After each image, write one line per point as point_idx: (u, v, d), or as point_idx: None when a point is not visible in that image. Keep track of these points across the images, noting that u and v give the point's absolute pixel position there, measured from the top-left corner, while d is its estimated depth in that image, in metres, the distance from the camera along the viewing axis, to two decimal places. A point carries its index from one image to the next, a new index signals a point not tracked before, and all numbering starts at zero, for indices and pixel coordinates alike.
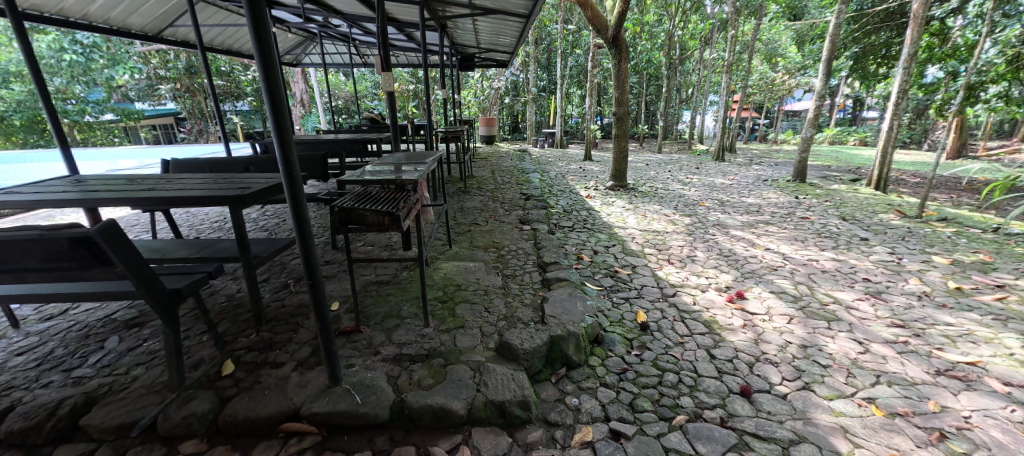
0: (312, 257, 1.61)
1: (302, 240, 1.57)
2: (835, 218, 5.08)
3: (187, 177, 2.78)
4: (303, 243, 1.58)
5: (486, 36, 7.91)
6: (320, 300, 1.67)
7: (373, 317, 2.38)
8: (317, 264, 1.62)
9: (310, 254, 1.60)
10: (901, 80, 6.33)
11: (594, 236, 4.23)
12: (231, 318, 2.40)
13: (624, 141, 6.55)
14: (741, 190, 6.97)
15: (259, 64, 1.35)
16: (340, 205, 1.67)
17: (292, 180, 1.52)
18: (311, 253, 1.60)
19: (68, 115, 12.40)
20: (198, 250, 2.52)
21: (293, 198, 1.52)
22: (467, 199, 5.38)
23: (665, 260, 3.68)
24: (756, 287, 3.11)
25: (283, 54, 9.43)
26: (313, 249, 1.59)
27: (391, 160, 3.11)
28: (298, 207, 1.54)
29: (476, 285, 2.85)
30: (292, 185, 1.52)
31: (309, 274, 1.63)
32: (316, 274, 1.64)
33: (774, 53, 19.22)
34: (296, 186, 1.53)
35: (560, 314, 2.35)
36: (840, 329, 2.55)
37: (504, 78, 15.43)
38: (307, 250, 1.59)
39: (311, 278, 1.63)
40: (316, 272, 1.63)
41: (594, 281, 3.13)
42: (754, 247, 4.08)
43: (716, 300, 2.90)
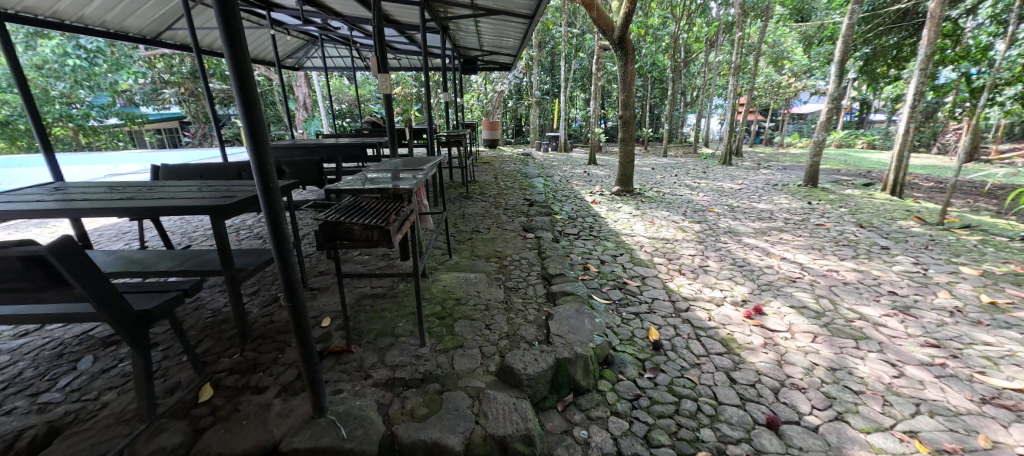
0: (293, 277, 1.45)
1: (280, 258, 1.41)
2: (852, 225, 4.88)
3: (173, 185, 2.64)
4: (282, 260, 1.41)
5: (488, 38, 7.80)
6: (301, 324, 1.51)
7: (365, 336, 2.22)
8: (298, 283, 1.46)
9: (289, 274, 1.43)
10: (918, 82, 6.12)
11: (600, 245, 4.07)
12: (214, 336, 2.25)
13: (630, 144, 6.39)
14: (751, 195, 6.78)
15: (229, 60, 1.20)
16: (325, 218, 1.51)
17: (268, 191, 1.35)
18: (292, 271, 1.44)
19: (72, 119, 12.43)
20: (181, 263, 2.38)
21: (270, 210, 1.36)
22: (469, 205, 5.23)
23: (676, 270, 3.50)
24: (775, 301, 2.93)
25: (284, 58, 9.38)
26: (292, 267, 1.43)
27: (388, 165, 2.95)
28: (275, 220, 1.38)
29: (477, 299, 2.69)
30: (269, 196, 1.36)
31: (290, 295, 1.47)
32: (298, 296, 1.48)
33: (780, 55, 19.03)
34: (273, 198, 1.37)
35: (567, 333, 2.17)
36: (870, 349, 2.36)
37: (507, 81, 15.33)
38: (286, 268, 1.42)
39: (291, 299, 1.47)
40: (297, 292, 1.47)
41: (602, 294, 2.96)
42: (769, 256, 3.88)
43: (733, 316, 2.71)
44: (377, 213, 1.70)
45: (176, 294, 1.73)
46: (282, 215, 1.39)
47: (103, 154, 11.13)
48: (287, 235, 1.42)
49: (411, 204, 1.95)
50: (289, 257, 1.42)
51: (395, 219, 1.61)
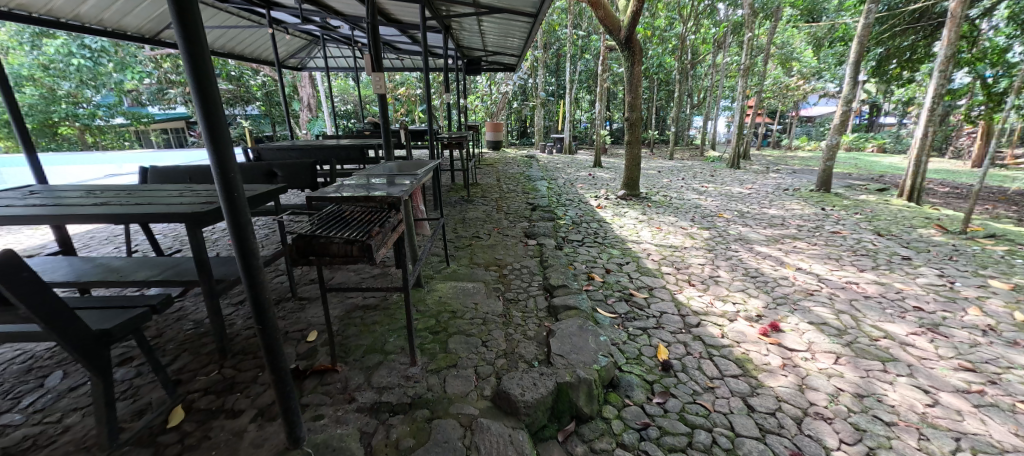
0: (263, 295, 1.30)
1: (248, 276, 1.26)
2: (869, 233, 4.68)
3: (154, 188, 2.52)
4: (250, 279, 1.26)
5: (492, 38, 7.65)
6: (272, 346, 1.36)
7: (352, 352, 2.08)
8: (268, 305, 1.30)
9: (258, 292, 1.29)
10: (937, 84, 5.89)
11: (605, 252, 3.90)
12: (193, 352, 2.11)
13: (636, 147, 6.22)
14: (761, 200, 6.57)
15: (183, 58, 1.05)
16: (299, 231, 1.37)
17: (232, 202, 1.20)
18: (262, 287, 1.30)
19: (79, 119, 12.47)
20: (160, 272, 2.25)
21: (234, 223, 1.21)
22: (470, 209, 5.08)
23: (685, 281, 3.32)
24: (792, 316, 2.74)
25: (287, 58, 9.32)
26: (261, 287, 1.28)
27: (382, 169, 2.80)
28: (241, 235, 1.23)
29: (474, 312, 2.53)
30: (233, 210, 1.21)
31: (261, 316, 1.32)
32: (269, 317, 1.33)
33: (789, 56, 18.79)
34: (238, 209, 1.22)
35: (568, 353, 2.01)
36: (899, 372, 2.17)
37: (511, 83, 15.21)
38: (254, 285, 1.28)
39: (261, 320, 1.32)
40: (268, 312, 1.32)
41: (607, 307, 2.80)
42: (784, 266, 3.69)
43: (748, 333, 2.52)
44: (361, 224, 1.54)
45: (142, 311, 1.60)
46: (250, 228, 1.24)
47: (107, 154, 11.01)
48: (254, 251, 1.26)
49: (399, 213, 1.80)
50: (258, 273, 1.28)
51: (379, 232, 1.46)
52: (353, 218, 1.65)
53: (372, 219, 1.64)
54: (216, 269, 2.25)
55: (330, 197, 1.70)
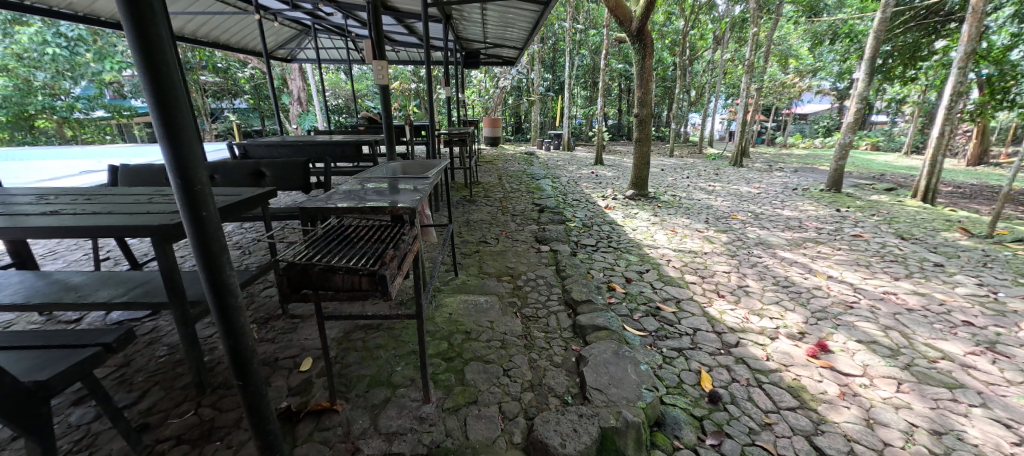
0: (243, 335, 1.02)
1: (222, 315, 0.98)
2: (892, 237, 4.49)
3: (122, 193, 2.16)
4: (225, 318, 0.99)
5: (493, 29, 7.31)
6: (256, 395, 1.08)
7: (354, 386, 1.78)
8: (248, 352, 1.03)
9: (238, 335, 1.01)
10: (956, 80, 5.71)
11: (622, 259, 3.63)
12: (166, 387, 1.81)
13: (646, 145, 5.95)
14: (772, 200, 6.37)
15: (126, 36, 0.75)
16: (291, 257, 1.05)
17: (201, 223, 0.92)
18: (243, 326, 1.02)
19: (57, 112, 11.87)
20: (127, 291, 1.93)
21: (204, 248, 0.93)
22: (474, 210, 4.78)
23: (713, 292, 3.06)
24: (837, 334, 2.50)
25: (276, 48, 8.89)
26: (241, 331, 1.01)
27: (384, 171, 2.46)
28: (214, 265, 0.95)
29: (490, 333, 2.24)
30: (203, 237, 0.92)
31: (242, 364, 1.04)
32: (251, 363, 1.05)
33: (788, 53, 18.68)
34: (208, 231, 0.93)
35: (606, 387, 1.73)
36: (972, 403, 1.93)
37: (509, 77, 14.83)
38: (231, 324, 1.00)
39: (241, 366, 1.04)
40: (251, 357, 1.05)
41: (635, 324, 2.53)
42: (814, 274, 3.45)
43: (794, 355, 2.27)
44: (368, 246, 1.23)
45: (94, 351, 1.28)
46: (227, 253, 0.98)
47: (87, 150, 9.91)
48: (232, 281, 1.00)
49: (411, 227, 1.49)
50: (238, 310, 1.00)
51: (393, 257, 1.14)
52: (357, 237, 1.34)
53: (382, 239, 1.32)
54: (191, 288, 1.92)
55: (329, 209, 1.39)
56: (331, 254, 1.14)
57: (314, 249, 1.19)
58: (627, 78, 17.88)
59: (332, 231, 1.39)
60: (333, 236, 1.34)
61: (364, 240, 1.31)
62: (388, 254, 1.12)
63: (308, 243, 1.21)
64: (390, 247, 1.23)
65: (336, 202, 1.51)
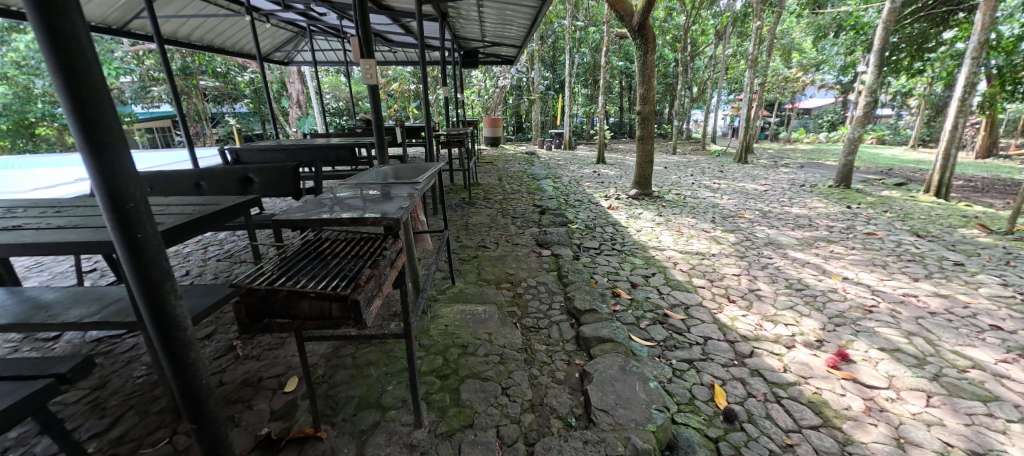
0: (192, 366, 0.94)
1: (167, 346, 0.89)
2: (907, 234, 4.33)
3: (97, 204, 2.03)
4: (170, 350, 0.90)
5: (491, 27, 7.19)
6: (211, 428, 1.00)
7: (342, 409, 1.66)
8: (198, 383, 0.95)
9: (186, 367, 0.92)
10: (969, 71, 5.52)
11: (627, 262, 3.49)
12: (140, 413, 1.68)
13: (649, 143, 5.80)
14: (779, 198, 6.20)
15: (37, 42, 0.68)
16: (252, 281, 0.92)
17: (137, 247, 0.83)
18: (191, 356, 0.93)
19: (57, 119, 11.87)
20: (99, 309, 1.80)
21: (141, 274, 0.84)
22: (472, 213, 4.66)
23: (723, 296, 2.92)
24: (858, 341, 2.36)
25: (272, 51, 8.83)
26: (189, 362, 0.92)
27: (374, 176, 2.32)
28: (154, 292, 0.86)
29: (487, 346, 2.11)
30: (139, 262, 0.84)
31: (191, 398, 0.95)
32: (203, 394, 0.97)
33: (791, 47, 18.43)
34: (146, 255, 0.84)
35: (613, 408, 1.60)
36: (1009, 418, 1.78)
37: (509, 76, 14.69)
38: (179, 356, 0.91)
39: (192, 400, 0.96)
40: (202, 388, 0.96)
41: (641, 333, 2.39)
42: (828, 275, 3.30)
43: (814, 365, 2.13)
44: (344, 263, 1.11)
45: (46, 383, 1.15)
46: (169, 278, 0.89)
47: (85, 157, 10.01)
48: (177, 308, 0.91)
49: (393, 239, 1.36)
50: (184, 338, 0.92)
51: (371, 277, 1.01)
52: (335, 252, 1.21)
53: (362, 255, 1.19)
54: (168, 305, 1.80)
55: (306, 221, 1.25)
56: (300, 275, 1.01)
57: (282, 269, 1.05)
58: (628, 75, 17.69)
59: (309, 247, 1.26)
60: (308, 253, 1.21)
61: (342, 256, 1.17)
62: (364, 274, 0.99)
63: (277, 262, 1.08)
64: (369, 264, 1.10)
65: (315, 213, 1.38)
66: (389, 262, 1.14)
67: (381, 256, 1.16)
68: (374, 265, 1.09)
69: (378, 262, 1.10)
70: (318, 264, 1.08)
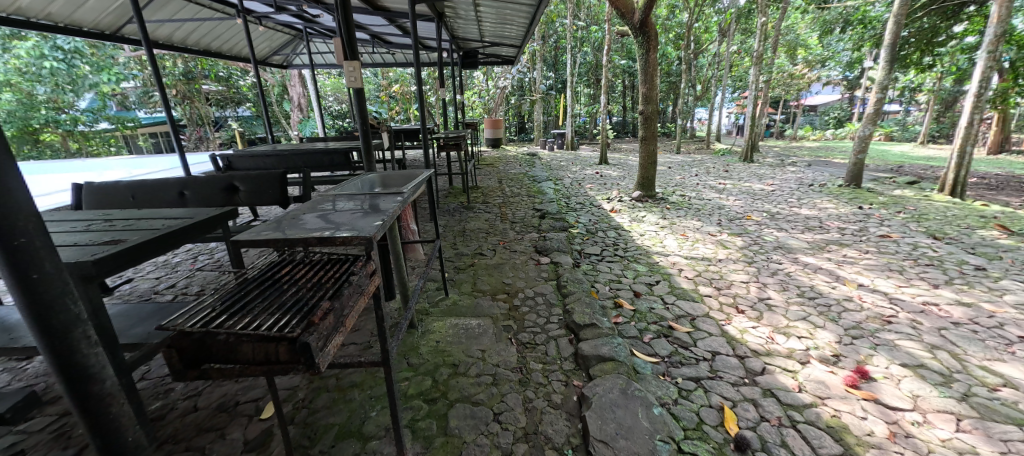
0: (103, 403, 0.90)
1: (72, 386, 0.85)
2: (923, 236, 4.15)
3: (63, 218, 1.89)
4: (76, 389, 0.86)
5: (490, 27, 7.08)
6: None
7: (320, 439, 1.53)
8: (113, 421, 0.91)
9: (95, 406, 0.89)
10: (984, 65, 5.32)
11: (630, 269, 3.35)
12: None
13: (652, 144, 5.65)
14: (788, 198, 6.02)
15: None
16: (187, 322, 0.80)
17: (33, 286, 0.78)
18: (103, 394, 0.89)
19: (60, 125, 11.89)
20: None
21: (39, 315, 0.79)
22: (471, 218, 4.53)
23: (731, 307, 2.76)
24: (877, 356, 2.20)
25: (270, 54, 8.78)
26: (99, 400, 0.89)
27: (360, 184, 2.18)
28: (57, 331, 0.82)
29: (479, 365, 1.98)
30: (34, 301, 0.78)
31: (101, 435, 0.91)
32: (118, 431, 0.93)
33: (796, 43, 18.15)
34: (44, 295, 0.79)
35: (613, 439, 1.46)
36: None
37: (510, 77, 14.57)
38: (87, 394, 0.87)
39: (105, 437, 0.92)
40: (118, 424, 0.93)
41: (645, 349, 2.25)
42: (842, 282, 3.14)
43: (830, 384, 1.98)
44: (300, 293, 0.99)
45: None
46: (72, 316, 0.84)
47: (96, 170, 10.25)
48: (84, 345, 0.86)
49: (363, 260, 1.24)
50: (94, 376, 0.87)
51: (329, 312, 0.89)
52: (296, 278, 1.09)
53: (326, 282, 1.07)
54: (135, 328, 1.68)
55: (269, 240, 1.12)
56: (249, 311, 0.90)
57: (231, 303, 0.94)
58: (630, 74, 17.51)
59: (270, 272, 1.14)
60: (269, 279, 1.10)
61: (304, 284, 1.06)
62: (320, 310, 0.88)
63: (226, 293, 0.97)
64: (330, 295, 0.98)
65: (282, 229, 1.25)
66: (356, 292, 1.02)
67: (347, 284, 1.04)
68: (336, 297, 0.97)
69: (341, 292, 0.99)
70: (274, 295, 0.97)
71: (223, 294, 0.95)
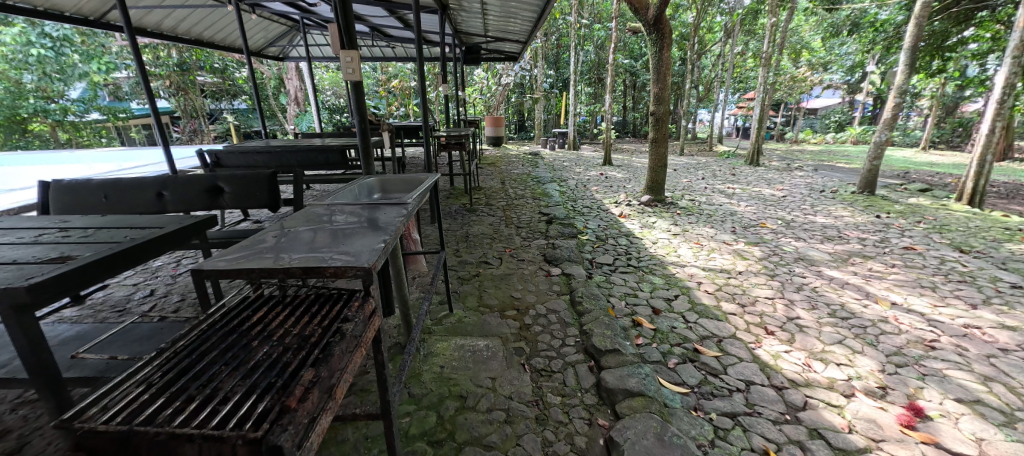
0: None
1: None
2: (950, 249, 3.95)
3: (11, 226, 1.63)
4: None
5: (494, 21, 6.83)
6: None
7: None
8: None
9: None
10: (1009, 70, 5.13)
11: (646, 282, 3.14)
12: None
13: (662, 146, 5.43)
14: (801, 205, 5.81)
15: None
16: (112, 421, 0.58)
17: None
18: None
19: (49, 115, 11.56)
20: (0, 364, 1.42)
21: None
22: (474, 222, 4.31)
23: (759, 327, 2.55)
24: (928, 389, 1.99)
25: (265, 45, 8.51)
26: None
27: (357, 191, 1.94)
28: None
29: (489, 397, 1.75)
30: None
31: None
32: None
33: (802, 46, 17.99)
34: None
35: None
36: None
37: (512, 73, 14.21)
38: None
39: None
40: None
41: (672, 377, 2.03)
42: (874, 300, 2.93)
43: (883, 424, 1.77)
44: (274, 357, 0.77)
45: None
46: None
47: (87, 164, 10.06)
48: None
49: (358, 297, 1.01)
50: None
51: (313, 387, 0.68)
52: (273, 327, 0.88)
53: (313, 332, 0.86)
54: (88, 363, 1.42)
55: (237, 270, 0.90)
56: (202, 385, 0.69)
57: (182, 371, 0.73)
58: (633, 74, 17.30)
59: (243, 316, 0.93)
60: (238, 327, 0.88)
61: (284, 337, 0.85)
62: (300, 386, 0.66)
63: (179, 354, 0.76)
64: (315, 357, 0.77)
65: (260, 252, 1.03)
66: (350, 347, 0.81)
67: (339, 336, 0.83)
68: (324, 359, 0.76)
69: (331, 351, 0.77)
70: (241, 357, 0.76)
71: (173, 358, 0.74)
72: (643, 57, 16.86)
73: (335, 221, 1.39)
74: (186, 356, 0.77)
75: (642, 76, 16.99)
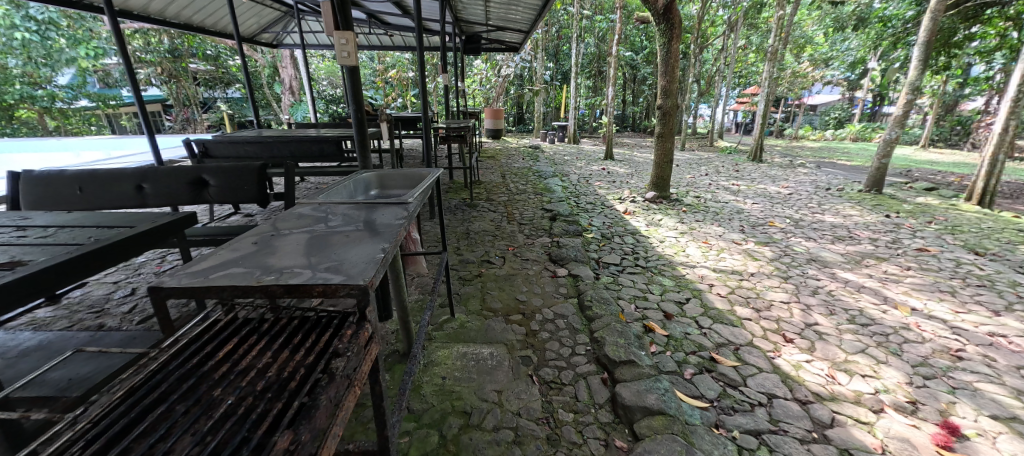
0: None
1: None
2: (964, 251, 3.85)
3: None
4: None
5: (496, 8, 6.60)
6: None
7: None
8: None
9: None
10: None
11: (655, 283, 3.00)
12: None
13: (669, 142, 5.26)
14: (808, 203, 5.70)
15: None
16: None
17: None
18: None
19: (36, 101, 11.27)
20: None
21: None
22: (474, 217, 4.15)
23: (776, 334, 2.42)
24: (960, 404, 1.88)
25: (259, 31, 8.22)
26: None
27: (352, 187, 1.76)
28: None
29: (495, 414, 1.61)
30: None
31: None
32: None
33: (806, 41, 17.80)
34: None
35: None
36: None
37: (512, 65, 13.68)
38: None
39: None
40: None
41: (690, 389, 1.90)
42: (894, 306, 2.81)
43: (917, 443, 1.65)
44: (242, 414, 0.62)
45: None
46: None
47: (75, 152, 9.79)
48: None
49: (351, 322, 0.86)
50: None
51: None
52: (249, 366, 0.73)
53: (295, 372, 0.71)
54: (49, 381, 1.27)
55: (204, 287, 0.74)
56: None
57: (125, 434, 0.58)
58: (634, 67, 17.07)
59: (212, 350, 0.78)
60: (204, 367, 0.73)
61: (259, 382, 0.69)
62: None
63: (122, 412, 0.61)
64: (296, 410, 0.62)
65: (239, 261, 0.87)
66: (339, 393, 0.66)
67: (326, 380, 0.68)
68: (306, 413, 0.61)
69: (315, 401, 0.62)
70: (201, 411, 0.61)
71: (114, 419, 0.60)
72: (644, 50, 16.63)
73: (329, 222, 1.22)
74: (130, 413, 0.62)
75: (643, 70, 16.78)
